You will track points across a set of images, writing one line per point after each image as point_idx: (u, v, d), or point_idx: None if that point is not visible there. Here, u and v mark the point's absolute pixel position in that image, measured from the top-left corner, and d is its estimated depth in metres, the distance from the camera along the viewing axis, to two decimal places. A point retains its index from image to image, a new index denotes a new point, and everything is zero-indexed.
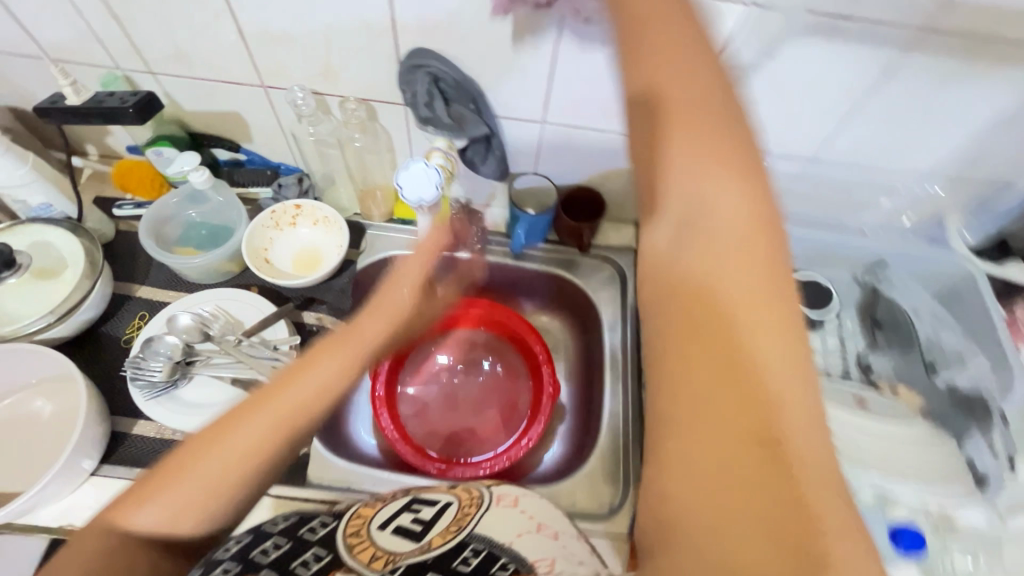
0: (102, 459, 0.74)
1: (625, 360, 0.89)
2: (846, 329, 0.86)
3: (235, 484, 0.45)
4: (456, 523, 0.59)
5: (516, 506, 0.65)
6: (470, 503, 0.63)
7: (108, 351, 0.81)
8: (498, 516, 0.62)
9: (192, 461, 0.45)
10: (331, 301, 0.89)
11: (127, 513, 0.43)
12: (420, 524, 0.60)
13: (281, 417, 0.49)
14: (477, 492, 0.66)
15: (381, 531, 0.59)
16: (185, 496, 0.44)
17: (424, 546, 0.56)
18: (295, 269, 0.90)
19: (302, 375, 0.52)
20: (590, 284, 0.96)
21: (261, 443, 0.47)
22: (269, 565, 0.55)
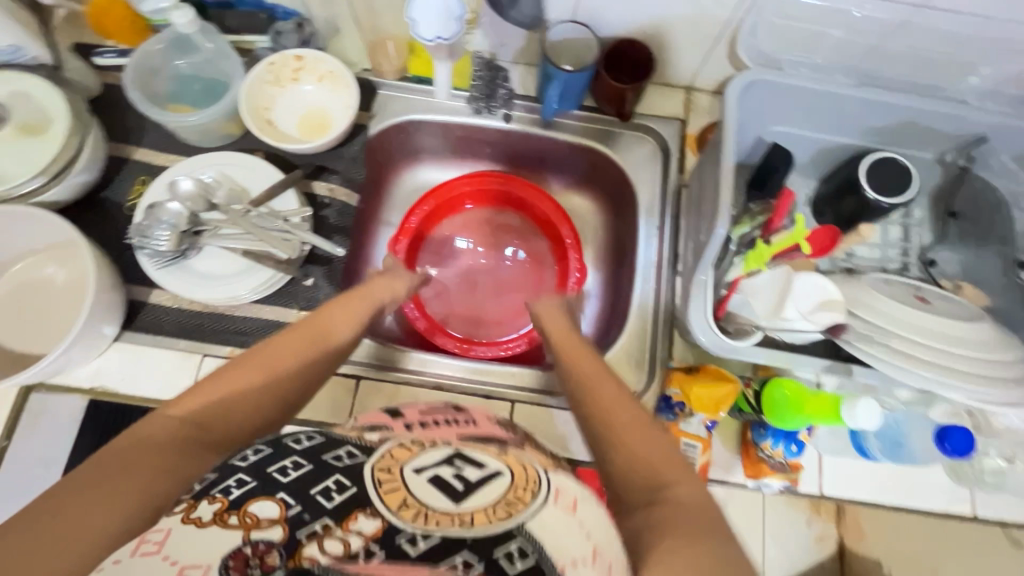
0: (123, 326, 0.73)
1: (662, 247, 0.82)
2: (913, 220, 0.76)
3: (282, 382, 0.55)
4: (504, 510, 0.42)
5: (573, 514, 0.44)
6: (523, 488, 0.44)
7: (112, 216, 0.76)
8: (556, 522, 0.42)
9: (238, 371, 0.53)
10: (343, 170, 0.82)
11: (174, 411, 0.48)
12: (462, 484, 0.44)
13: (320, 334, 0.61)
14: (535, 472, 0.48)
15: (419, 477, 0.45)
16: (236, 391, 0.51)
17: (465, 522, 0.41)
18: (302, 134, 0.81)
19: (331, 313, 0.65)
20: (627, 159, 0.86)
21: (296, 356, 0.58)
22: (286, 488, 0.43)
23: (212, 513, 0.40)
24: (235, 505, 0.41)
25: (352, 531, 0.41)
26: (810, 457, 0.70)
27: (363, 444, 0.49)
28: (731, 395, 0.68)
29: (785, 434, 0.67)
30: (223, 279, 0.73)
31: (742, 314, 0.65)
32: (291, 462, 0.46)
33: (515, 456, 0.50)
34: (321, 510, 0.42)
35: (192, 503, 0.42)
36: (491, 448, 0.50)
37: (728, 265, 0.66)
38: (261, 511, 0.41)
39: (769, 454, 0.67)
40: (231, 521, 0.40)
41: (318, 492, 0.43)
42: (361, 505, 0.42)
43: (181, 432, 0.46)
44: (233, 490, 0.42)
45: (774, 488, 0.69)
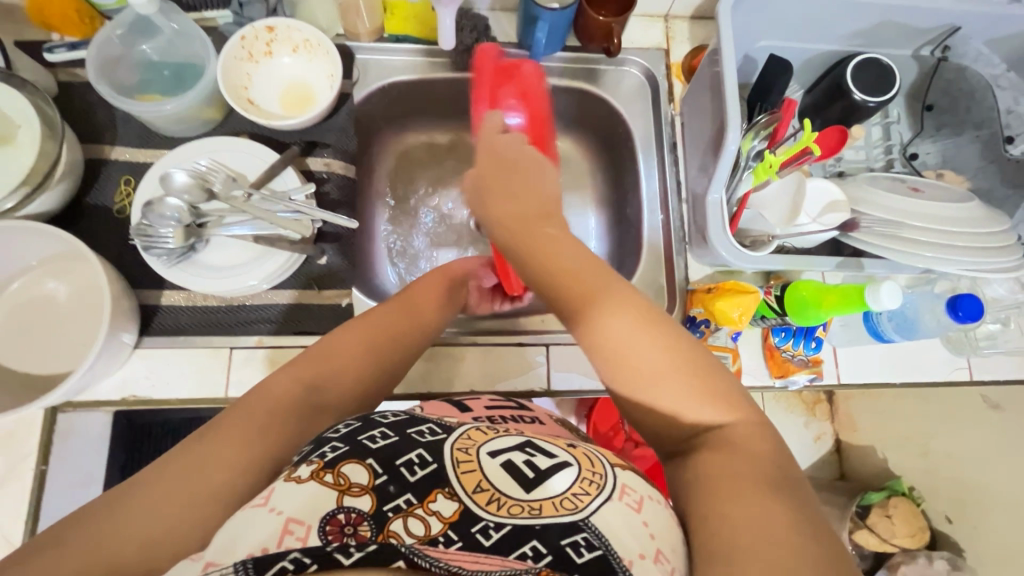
0: (141, 332, 0.71)
1: (663, 176, 0.84)
2: (892, 119, 0.80)
3: (386, 351, 0.56)
4: (573, 502, 0.42)
5: (637, 512, 0.43)
6: (590, 479, 0.45)
7: (104, 222, 0.72)
8: (618, 517, 0.42)
9: (345, 336, 0.55)
10: (336, 143, 0.80)
11: (299, 370, 0.51)
12: (533, 472, 0.44)
13: (408, 308, 0.60)
14: (601, 464, 0.48)
15: (492, 463, 0.45)
16: (348, 355, 0.54)
17: (533, 511, 0.42)
18: (286, 111, 0.78)
19: (418, 291, 0.63)
20: (616, 95, 0.86)
21: (395, 324, 0.58)
22: (375, 456, 0.44)
23: (310, 472, 0.42)
24: (331, 466, 0.43)
25: (432, 512, 0.41)
26: (827, 352, 0.76)
27: (442, 424, 0.50)
28: (754, 305, 0.71)
29: (804, 334, 0.73)
30: (237, 269, 0.71)
31: (755, 228, 0.68)
32: (381, 432, 0.47)
33: (583, 450, 0.50)
34: (405, 484, 0.42)
35: (294, 465, 0.44)
36: (559, 441, 0.51)
37: (738, 181, 0.68)
38: (352, 476, 0.42)
39: (792, 353, 0.73)
40: (328, 481, 0.42)
41: (402, 465, 0.43)
42: (441, 484, 0.43)
43: (298, 398, 0.50)
44: (327, 454, 0.44)
45: (800, 383, 0.75)
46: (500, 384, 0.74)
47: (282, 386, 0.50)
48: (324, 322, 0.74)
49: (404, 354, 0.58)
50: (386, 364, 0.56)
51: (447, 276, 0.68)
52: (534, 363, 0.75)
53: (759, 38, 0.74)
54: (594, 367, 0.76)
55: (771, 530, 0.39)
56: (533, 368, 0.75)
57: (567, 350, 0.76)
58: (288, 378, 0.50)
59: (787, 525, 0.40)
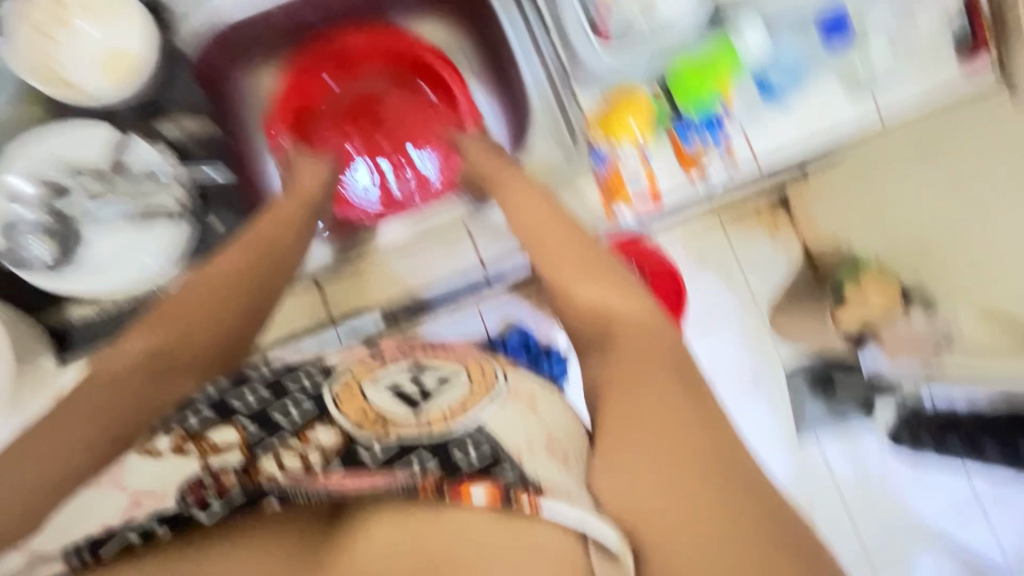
0: (61, 352, 0.69)
1: (524, 16, 0.76)
2: None
3: (245, 290, 0.65)
4: (462, 412, 0.51)
5: (531, 408, 0.55)
6: (482, 388, 0.54)
7: None
8: (512, 416, 0.52)
9: (190, 293, 0.63)
10: (178, 99, 0.76)
11: (150, 330, 0.59)
12: (420, 394, 0.53)
13: (258, 251, 0.68)
14: (493, 371, 0.57)
15: (380, 393, 0.53)
16: (195, 305, 0.62)
17: (422, 427, 0.49)
18: (94, 55, 0.70)
19: (266, 234, 0.70)
20: None
21: (245, 268, 0.66)
22: (244, 414, 0.52)
23: (171, 444, 0.51)
24: (201, 435, 0.51)
25: (311, 444, 0.49)
26: (740, 139, 0.80)
27: (322, 366, 0.59)
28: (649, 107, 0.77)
29: (708, 121, 0.78)
30: (124, 256, 0.68)
31: (620, 27, 0.74)
32: (252, 390, 0.55)
33: (480, 358, 0.60)
34: (280, 428, 0.50)
35: (154, 437, 0.52)
36: (452, 355, 0.59)
37: None
38: (220, 438, 0.50)
39: (702, 146, 0.79)
40: (190, 448, 0.50)
41: (275, 413, 0.52)
42: (318, 419, 0.51)
43: (143, 363, 0.56)
44: (192, 421, 0.52)
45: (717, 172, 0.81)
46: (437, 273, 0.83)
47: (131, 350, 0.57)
48: None
49: (265, 287, 0.67)
50: (244, 299, 0.65)
51: (294, 206, 0.73)
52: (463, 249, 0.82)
53: None
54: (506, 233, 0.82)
55: (647, 431, 0.47)
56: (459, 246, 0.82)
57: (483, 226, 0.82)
58: (146, 338, 0.59)
59: (664, 428, 0.47)
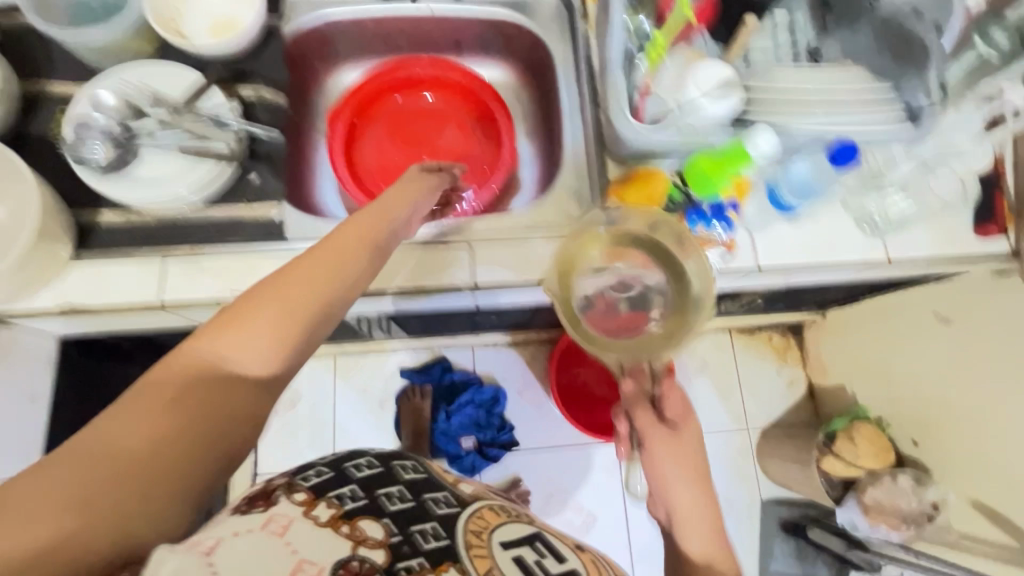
0: (77, 248, 0.74)
1: (581, 85, 0.88)
2: (796, 23, 0.85)
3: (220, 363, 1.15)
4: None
5: None
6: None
7: (40, 149, 0.76)
8: None
9: None
10: (266, 72, 0.84)
11: None
12: (543, 569, 0.57)
13: None
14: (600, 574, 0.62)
15: (504, 553, 0.58)
16: None
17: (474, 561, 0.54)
18: (212, 37, 0.81)
19: None
20: (537, 20, 0.91)
21: None
22: (393, 514, 0.57)
23: (330, 517, 0.54)
24: (349, 516, 0.55)
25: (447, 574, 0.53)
26: (742, 237, 0.78)
27: (455, 496, 0.64)
28: (661, 189, 0.75)
29: (714, 213, 0.75)
30: (161, 182, 0.73)
31: (655, 111, 0.72)
32: (351, 491, 0.58)
33: (588, 554, 0.64)
34: (420, 549, 0.54)
35: (312, 500, 0.55)
36: (569, 544, 0.64)
37: (636, 69, 0.72)
38: (368, 530, 0.54)
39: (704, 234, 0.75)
40: (343, 530, 0.53)
41: (417, 531, 0.56)
42: (448, 558, 0.54)
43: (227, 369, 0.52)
44: (351, 503, 0.56)
45: (715, 261, 0.76)
46: (427, 280, 0.80)
47: (251, 365, 0.53)
48: (253, 234, 0.77)
49: None
50: None
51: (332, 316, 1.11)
52: (457, 259, 0.80)
53: None
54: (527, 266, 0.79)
55: None
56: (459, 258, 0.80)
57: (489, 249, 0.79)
58: None
59: None
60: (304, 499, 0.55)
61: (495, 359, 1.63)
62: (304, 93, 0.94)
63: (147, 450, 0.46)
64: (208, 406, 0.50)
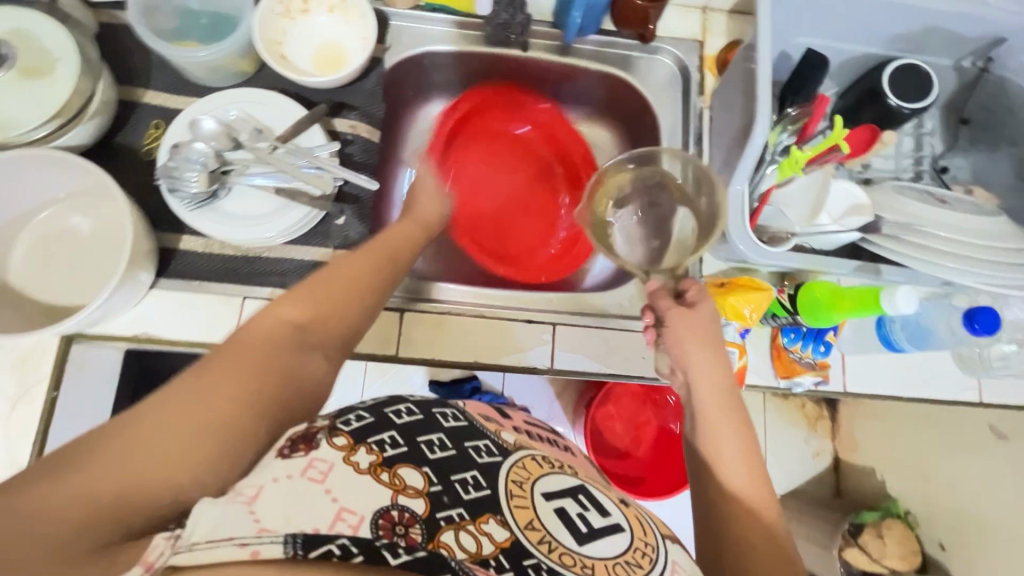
0: (157, 273, 0.72)
1: None
2: (925, 130, 0.78)
3: None
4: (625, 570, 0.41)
5: None
6: (642, 552, 0.43)
7: (130, 162, 0.74)
8: None
9: None
10: (363, 105, 0.80)
11: None
12: (586, 527, 0.43)
13: None
14: (652, 534, 0.47)
15: (545, 506, 0.43)
16: None
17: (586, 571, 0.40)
18: (318, 70, 0.79)
19: None
20: (647, 83, 0.86)
21: None
22: (432, 464, 0.43)
23: (369, 462, 0.41)
24: (389, 463, 0.41)
25: (483, 532, 0.39)
26: (835, 358, 0.74)
27: (498, 444, 0.48)
28: (764, 301, 0.71)
29: (813, 336, 0.72)
30: (254, 219, 0.71)
31: (774, 225, 0.68)
32: (390, 438, 0.43)
33: (634, 510, 0.49)
34: (458, 499, 0.41)
35: (352, 444, 0.41)
36: (610, 496, 0.49)
37: (762, 176, 0.68)
38: (408, 478, 0.41)
39: (800, 355, 0.72)
40: (384, 477, 0.40)
41: (457, 481, 0.42)
42: (492, 509, 0.41)
43: (287, 336, 0.49)
44: (386, 447, 0.42)
45: (805, 385, 0.73)
46: (506, 358, 0.74)
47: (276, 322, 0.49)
48: None
49: None
50: None
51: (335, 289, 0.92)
52: (540, 341, 0.75)
53: (796, 36, 0.73)
54: (600, 350, 0.75)
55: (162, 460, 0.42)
56: (536, 334, 0.75)
57: (567, 330, 0.75)
58: None
59: None
60: (342, 443, 0.41)
61: (527, 393, 1.12)
62: (392, 123, 0.89)
63: (230, 416, 0.42)
64: (277, 378, 0.46)
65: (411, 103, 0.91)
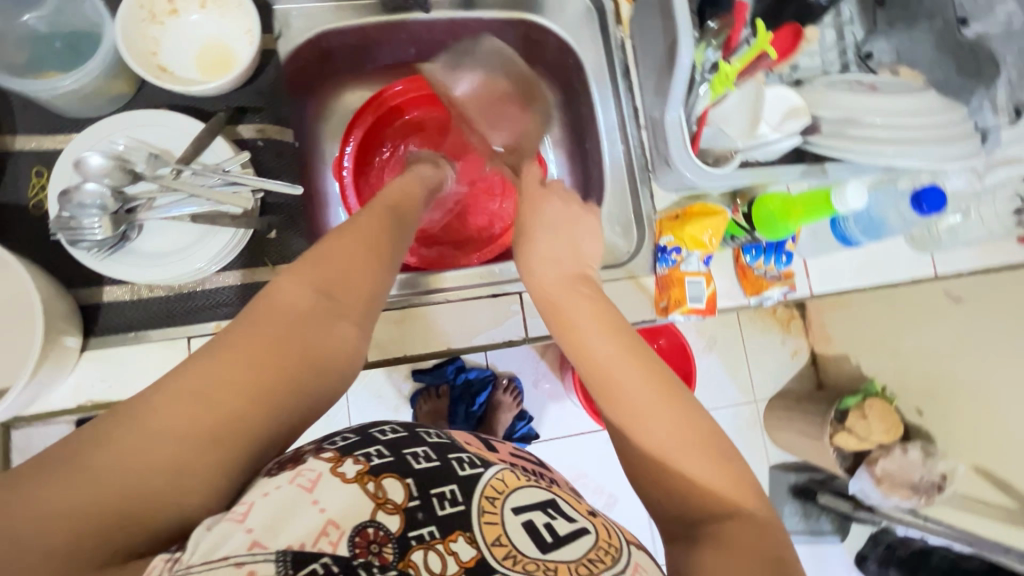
0: (85, 334, 0.66)
1: (619, 102, 0.80)
2: (845, 19, 0.77)
3: None
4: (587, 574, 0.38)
5: None
6: (608, 551, 0.40)
7: (19, 220, 0.66)
8: None
9: None
10: (268, 105, 0.74)
11: None
12: (553, 535, 0.40)
13: None
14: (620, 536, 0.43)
15: (517, 516, 0.40)
16: None
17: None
18: (206, 77, 0.71)
19: None
20: (562, 23, 0.81)
21: None
22: (417, 476, 0.40)
23: (354, 473, 0.38)
24: (374, 472, 0.39)
25: (447, 551, 0.37)
26: (798, 265, 0.75)
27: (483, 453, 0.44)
28: (721, 224, 0.71)
29: (774, 249, 0.72)
30: (176, 253, 0.65)
31: (716, 145, 0.67)
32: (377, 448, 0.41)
33: (603, 519, 0.44)
34: (432, 516, 0.38)
35: (338, 456, 0.39)
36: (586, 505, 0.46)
37: (696, 99, 0.66)
38: (391, 491, 0.39)
39: (764, 270, 0.72)
40: (369, 488, 0.38)
41: (435, 495, 0.39)
42: (464, 526, 0.39)
43: (303, 310, 0.43)
44: (374, 456, 0.40)
45: (774, 298, 0.74)
46: (480, 337, 0.72)
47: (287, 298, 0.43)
48: None
49: None
50: None
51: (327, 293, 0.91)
52: (510, 313, 0.73)
53: None
54: None
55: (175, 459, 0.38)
56: (505, 307, 0.73)
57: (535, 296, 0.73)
58: None
59: None
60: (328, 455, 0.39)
61: (512, 363, 1.11)
62: (307, 119, 0.83)
63: (244, 417, 0.38)
64: (299, 362, 0.41)
65: (322, 93, 0.84)
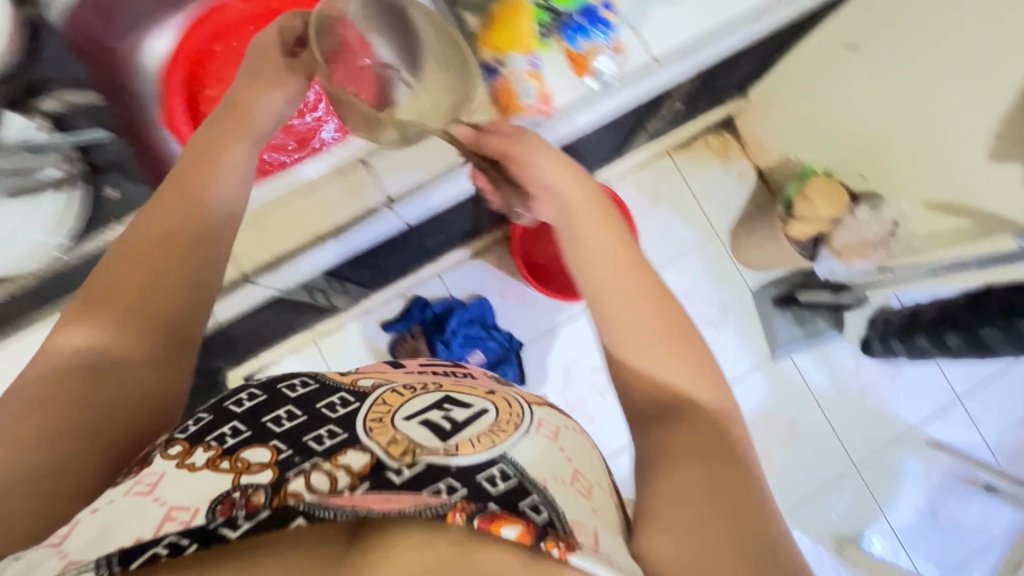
0: None
1: None
2: None
3: None
4: (489, 440, 0.44)
5: (554, 439, 0.47)
6: (509, 421, 0.47)
7: None
8: (537, 449, 0.45)
9: None
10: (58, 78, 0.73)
11: None
12: (450, 424, 0.45)
13: None
14: (517, 403, 0.50)
15: (409, 421, 0.45)
16: None
17: (449, 451, 0.42)
18: None
19: None
20: None
21: None
22: (279, 435, 0.45)
23: (205, 459, 0.43)
24: (229, 451, 0.43)
25: (339, 465, 0.42)
26: (629, 35, 0.73)
27: (356, 390, 0.49)
28: (523, 16, 0.70)
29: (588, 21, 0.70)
30: (19, 228, 0.71)
31: None
32: (231, 429, 0.45)
33: (501, 394, 0.51)
34: (312, 452, 0.43)
35: (186, 448, 0.44)
36: (479, 389, 0.52)
37: None
38: (251, 457, 0.42)
39: (589, 47, 0.71)
40: (223, 464, 0.42)
41: (310, 440, 0.44)
42: (350, 443, 0.43)
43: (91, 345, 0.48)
44: (226, 439, 0.44)
45: (610, 70, 0.73)
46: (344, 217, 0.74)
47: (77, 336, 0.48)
48: None
49: None
50: None
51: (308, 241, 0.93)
52: (362, 185, 0.74)
53: None
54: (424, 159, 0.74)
55: None
56: (357, 182, 0.74)
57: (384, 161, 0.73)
58: None
59: None
60: (177, 451, 0.44)
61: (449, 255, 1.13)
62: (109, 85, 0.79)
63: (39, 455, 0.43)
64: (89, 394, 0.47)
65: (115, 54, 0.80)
